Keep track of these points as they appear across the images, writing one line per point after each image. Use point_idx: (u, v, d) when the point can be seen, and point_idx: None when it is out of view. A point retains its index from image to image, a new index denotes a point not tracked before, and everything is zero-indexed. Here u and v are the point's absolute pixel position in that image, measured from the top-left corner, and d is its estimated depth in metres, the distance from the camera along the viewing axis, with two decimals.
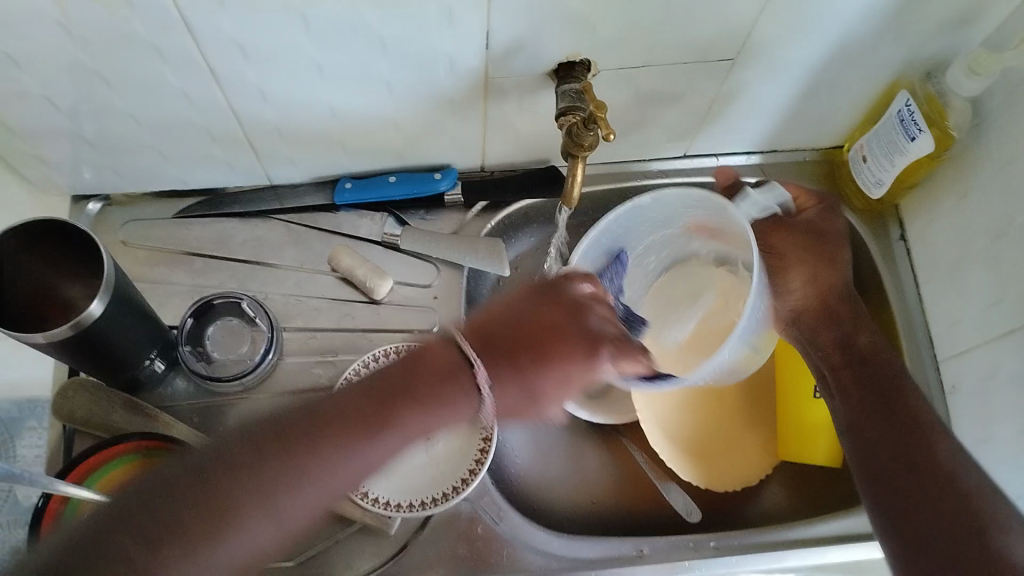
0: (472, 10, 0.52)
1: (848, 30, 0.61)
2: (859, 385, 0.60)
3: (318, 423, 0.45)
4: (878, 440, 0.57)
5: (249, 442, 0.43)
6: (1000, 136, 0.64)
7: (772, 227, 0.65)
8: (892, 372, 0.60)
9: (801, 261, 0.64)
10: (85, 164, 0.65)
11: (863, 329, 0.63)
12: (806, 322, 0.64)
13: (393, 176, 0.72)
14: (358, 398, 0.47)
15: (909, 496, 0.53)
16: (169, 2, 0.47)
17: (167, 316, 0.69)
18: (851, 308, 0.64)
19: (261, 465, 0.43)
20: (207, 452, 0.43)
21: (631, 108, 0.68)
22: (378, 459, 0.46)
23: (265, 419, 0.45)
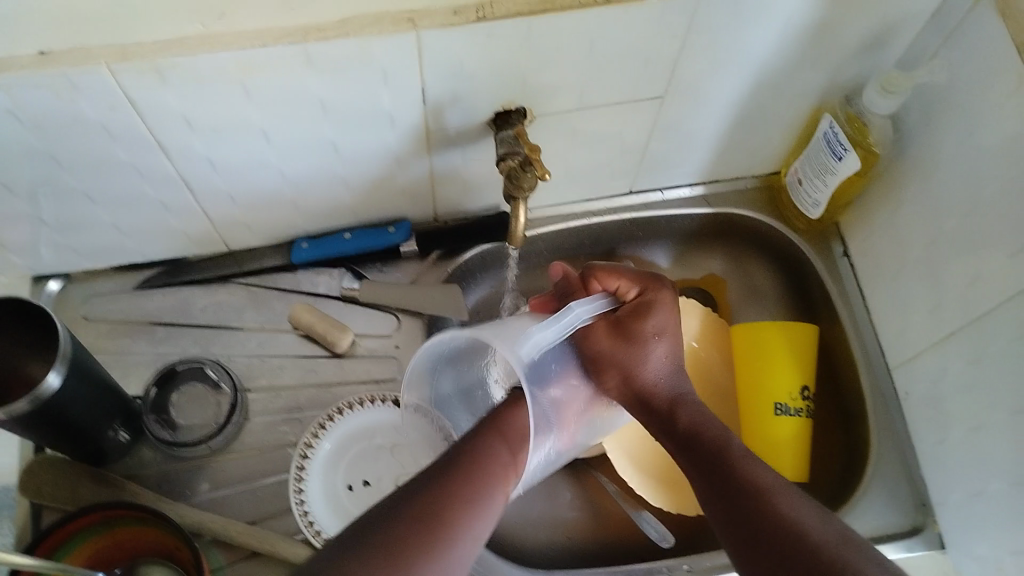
0: (405, 67, 0.54)
1: (767, 62, 0.65)
2: (695, 462, 0.54)
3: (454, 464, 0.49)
4: (723, 508, 0.51)
5: (407, 514, 0.45)
6: (920, 150, 0.68)
7: (590, 330, 0.60)
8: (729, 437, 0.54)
9: (621, 358, 0.58)
10: (42, 244, 0.66)
11: (688, 401, 0.58)
12: (633, 400, 0.59)
13: (348, 231, 0.73)
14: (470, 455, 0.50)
15: (763, 554, 0.47)
16: (113, 81, 0.49)
17: (131, 386, 0.70)
18: (671, 390, 0.58)
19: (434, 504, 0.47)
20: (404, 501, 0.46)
21: (572, 150, 0.71)
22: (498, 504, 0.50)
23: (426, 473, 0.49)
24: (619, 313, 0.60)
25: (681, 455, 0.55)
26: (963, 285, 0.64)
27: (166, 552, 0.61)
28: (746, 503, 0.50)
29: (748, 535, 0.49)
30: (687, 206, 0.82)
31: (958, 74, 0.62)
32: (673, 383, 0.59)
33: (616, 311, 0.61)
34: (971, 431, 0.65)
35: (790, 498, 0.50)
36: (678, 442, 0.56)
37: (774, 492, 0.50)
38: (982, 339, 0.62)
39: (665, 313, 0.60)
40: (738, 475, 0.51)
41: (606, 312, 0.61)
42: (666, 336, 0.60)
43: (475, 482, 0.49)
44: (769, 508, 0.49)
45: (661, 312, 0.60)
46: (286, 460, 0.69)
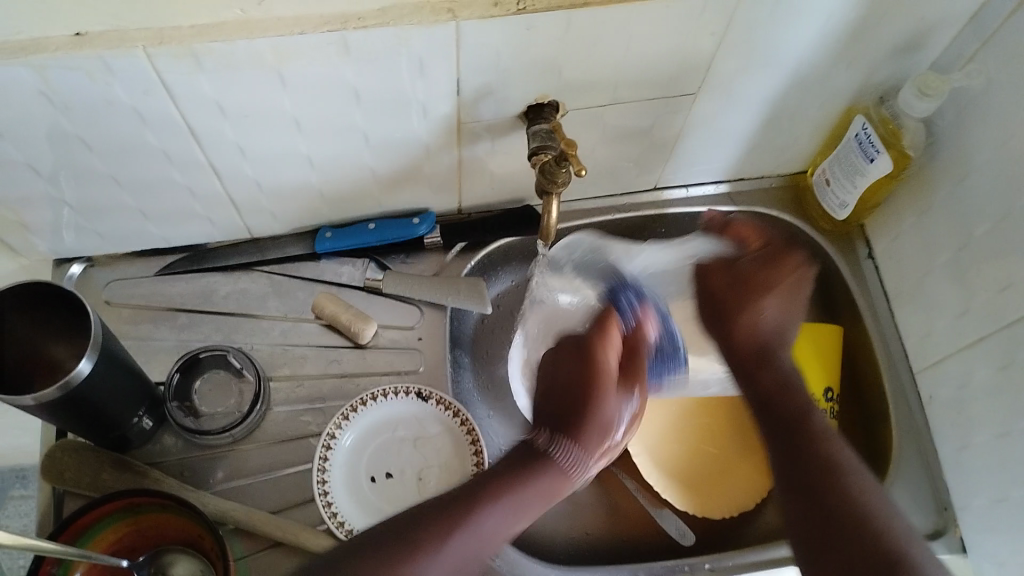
0: (440, 57, 0.54)
1: (802, 61, 0.64)
2: (767, 412, 0.60)
3: (417, 523, 0.49)
4: (790, 451, 0.56)
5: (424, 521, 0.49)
6: (953, 154, 0.67)
7: (709, 270, 0.69)
8: (802, 410, 0.59)
9: (732, 302, 0.66)
10: (67, 228, 0.66)
11: (771, 364, 0.63)
12: (727, 339, 0.66)
13: (372, 223, 0.73)
14: (478, 490, 0.52)
15: (802, 487, 0.54)
16: (148, 66, 0.49)
17: (153, 372, 0.70)
18: (769, 340, 0.64)
19: (446, 523, 0.49)
20: (390, 525, 0.49)
21: (600, 145, 0.70)
22: (508, 524, 0.51)
23: (438, 501, 0.51)
24: (745, 262, 0.68)
25: (759, 401, 0.61)
26: (992, 290, 0.63)
27: (190, 541, 0.61)
28: (813, 462, 0.55)
29: (811, 498, 0.53)
30: (712, 204, 0.82)
31: (996, 78, 0.61)
32: (779, 337, 0.65)
33: (738, 257, 0.69)
34: (997, 435, 0.64)
35: (851, 477, 0.53)
36: (761, 401, 0.61)
37: (840, 464, 0.54)
38: (1012, 345, 0.61)
39: (781, 275, 0.67)
40: (793, 411, 0.59)
41: (731, 261, 0.69)
42: (778, 289, 0.66)
43: (477, 517, 0.50)
44: (835, 472, 0.54)
45: (783, 269, 0.67)
46: (307, 449, 0.69)
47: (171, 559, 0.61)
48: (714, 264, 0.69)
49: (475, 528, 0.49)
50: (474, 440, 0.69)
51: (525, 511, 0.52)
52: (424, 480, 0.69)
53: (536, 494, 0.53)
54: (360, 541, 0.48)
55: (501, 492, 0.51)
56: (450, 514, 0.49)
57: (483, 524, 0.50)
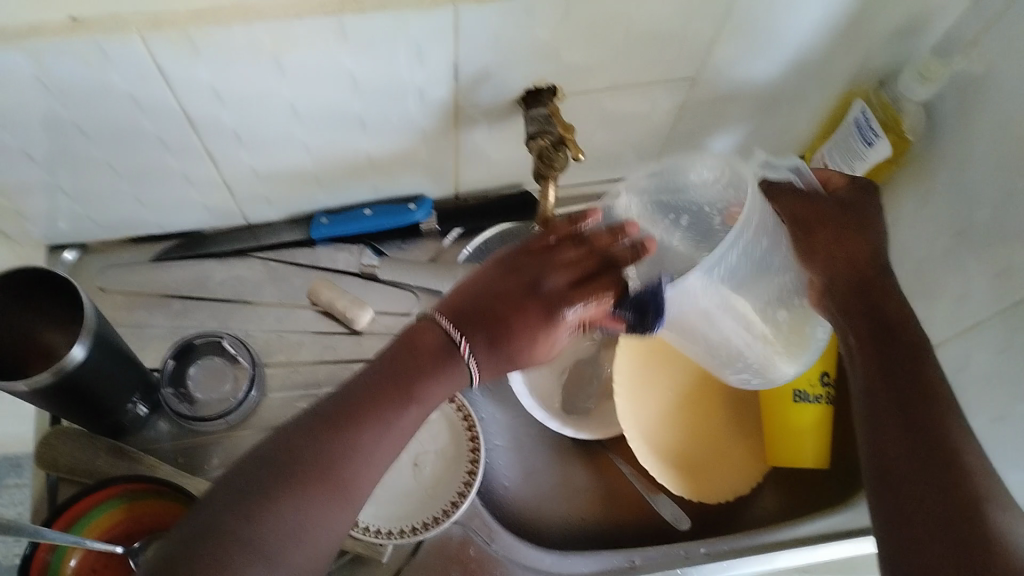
0: (438, 41, 0.53)
1: (802, 45, 0.64)
2: (878, 355, 0.55)
3: (345, 415, 0.50)
4: (896, 410, 0.53)
5: (331, 420, 0.50)
6: (952, 140, 0.66)
7: (809, 200, 0.59)
8: (917, 369, 0.54)
9: (832, 249, 0.58)
10: (60, 214, 0.65)
11: (886, 305, 0.57)
12: (835, 270, 0.57)
13: (368, 208, 0.72)
14: (368, 390, 0.52)
15: (906, 459, 0.51)
16: (144, 51, 0.48)
17: (149, 360, 0.69)
18: (880, 277, 0.58)
19: (342, 438, 0.49)
20: (294, 428, 0.50)
21: (598, 129, 0.69)
22: (398, 428, 0.51)
23: (336, 398, 0.51)
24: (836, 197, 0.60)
25: (861, 348, 0.56)
26: (990, 278, 0.63)
27: None
28: (918, 418, 0.52)
29: (913, 475, 0.50)
30: None
31: (996, 63, 0.61)
32: (882, 274, 0.58)
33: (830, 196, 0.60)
34: (994, 423, 0.64)
35: (952, 460, 0.50)
36: (863, 339, 0.56)
37: (953, 444, 0.50)
38: (1010, 332, 0.61)
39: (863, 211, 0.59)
40: (901, 363, 0.55)
41: (818, 193, 0.59)
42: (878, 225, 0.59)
43: (387, 408, 0.51)
44: (942, 433, 0.51)
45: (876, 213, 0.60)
46: None
47: None
48: (795, 201, 0.59)
49: (370, 443, 0.50)
50: (470, 426, 0.69)
51: (418, 404, 0.52)
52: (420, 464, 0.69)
53: (411, 386, 0.52)
54: (272, 439, 0.50)
55: (421, 382, 0.52)
56: (358, 410, 0.50)
57: (381, 425, 0.51)
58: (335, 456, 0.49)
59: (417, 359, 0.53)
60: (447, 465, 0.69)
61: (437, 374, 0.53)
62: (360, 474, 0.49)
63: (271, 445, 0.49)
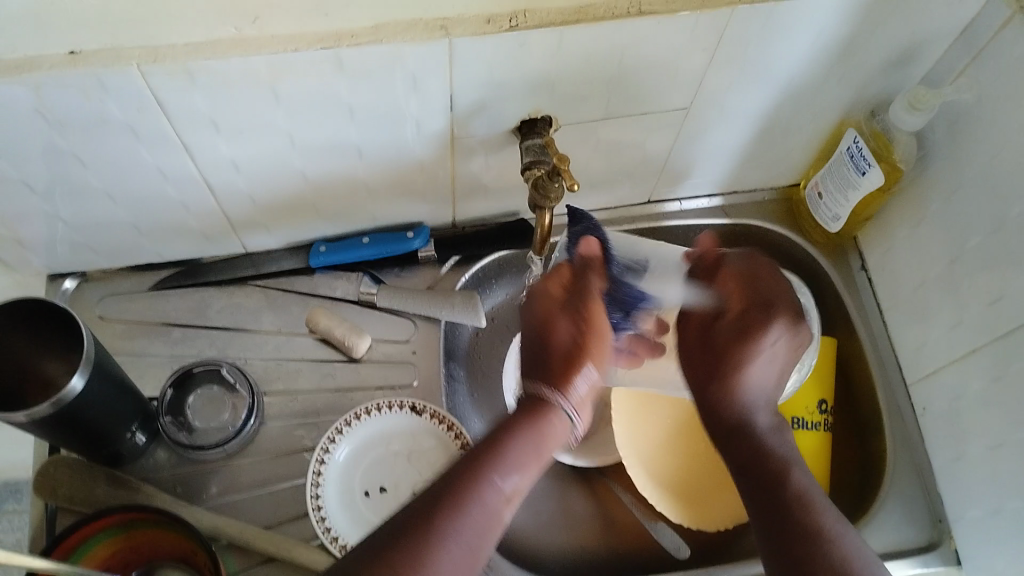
0: (434, 73, 0.54)
1: (794, 75, 0.65)
2: (734, 458, 0.59)
3: (419, 516, 0.46)
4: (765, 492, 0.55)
5: (418, 510, 0.46)
6: (944, 167, 0.67)
7: (714, 323, 0.61)
8: (779, 456, 0.57)
9: (719, 352, 0.59)
10: (60, 243, 0.66)
11: (760, 426, 0.59)
12: (704, 378, 0.60)
13: (366, 236, 0.73)
14: (464, 476, 0.48)
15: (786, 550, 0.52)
16: (143, 83, 0.49)
17: (147, 387, 0.70)
18: (746, 412, 0.59)
19: (428, 541, 0.45)
20: (404, 513, 0.47)
21: (594, 159, 0.70)
22: (497, 512, 0.48)
23: (431, 491, 0.48)
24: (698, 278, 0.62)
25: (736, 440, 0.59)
26: (984, 304, 0.64)
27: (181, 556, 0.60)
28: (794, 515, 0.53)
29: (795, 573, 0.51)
30: (706, 216, 0.82)
31: (985, 92, 0.62)
32: (755, 400, 0.59)
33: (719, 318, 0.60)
34: (991, 449, 0.64)
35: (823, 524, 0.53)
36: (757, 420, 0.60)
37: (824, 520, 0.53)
38: (1005, 358, 0.62)
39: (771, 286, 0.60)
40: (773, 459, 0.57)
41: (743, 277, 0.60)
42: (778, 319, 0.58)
43: (483, 481, 0.48)
44: (810, 514, 0.53)
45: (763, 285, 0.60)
46: (302, 464, 0.69)
47: (165, 573, 0.61)
48: (692, 329, 0.62)
49: (460, 539, 0.46)
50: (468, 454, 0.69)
51: (524, 472, 0.50)
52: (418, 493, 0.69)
53: (510, 452, 0.50)
54: (380, 530, 0.46)
55: (525, 445, 0.51)
56: (457, 484, 0.48)
57: (484, 512, 0.47)
58: (437, 538, 0.45)
59: (512, 423, 0.52)
60: None
61: (541, 429, 0.52)
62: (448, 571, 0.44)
63: (403, 512, 0.47)
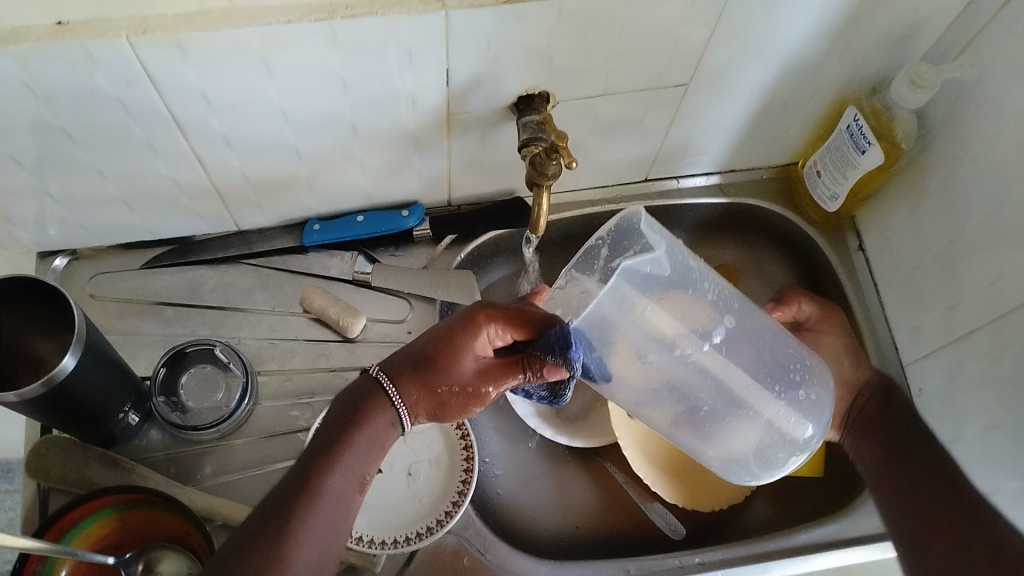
0: (430, 47, 0.53)
1: (794, 51, 0.64)
2: (885, 438, 0.63)
3: (285, 519, 0.47)
4: (900, 478, 0.60)
5: (278, 508, 0.48)
6: (945, 146, 0.66)
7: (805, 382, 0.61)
8: (912, 425, 0.63)
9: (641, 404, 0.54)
10: (49, 221, 0.65)
11: (877, 417, 0.65)
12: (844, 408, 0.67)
13: (360, 215, 0.72)
14: (314, 477, 0.49)
15: (939, 531, 0.55)
16: (133, 56, 0.48)
17: (139, 367, 0.69)
18: (882, 406, 0.66)
19: (286, 533, 0.47)
20: (261, 511, 0.48)
21: (591, 136, 0.69)
22: (348, 518, 0.50)
23: (284, 487, 0.49)
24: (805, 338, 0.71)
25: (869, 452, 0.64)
26: (984, 284, 0.63)
27: (176, 537, 0.60)
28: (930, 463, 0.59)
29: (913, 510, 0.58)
30: (704, 195, 0.82)
31: (987, 69, 0.61)
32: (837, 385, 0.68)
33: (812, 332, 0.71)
34: (989, 429, 0.64)
35: (930, 465, 0.59)
36: (871, 429, 0.64)
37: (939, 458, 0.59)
38: (1004, 338, 0.61)
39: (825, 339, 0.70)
40: (920, 449, 0.61)
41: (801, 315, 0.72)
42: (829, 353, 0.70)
43: (332, 489, 0.49)
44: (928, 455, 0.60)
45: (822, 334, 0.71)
46: (295, 444, 0.68)
47: (159, 555, 0.60)
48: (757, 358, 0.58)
49: (325, 524, 0.48)
50: (463, 435, 0.70)
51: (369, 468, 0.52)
52: (414, 473, 0.70)
53: (359, 433, 0.51)
54: (232, 533, 0.47)
55: (370, 447, 0.52)
56: (313, 487, 0.49)
57: (336, 524, 0.49)
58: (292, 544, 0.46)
59: (350, 418, 0.52)
60: (441, 474, 0.69)
61: (377, 414, 0.52)
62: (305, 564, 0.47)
63: (251, 519, 0.48)
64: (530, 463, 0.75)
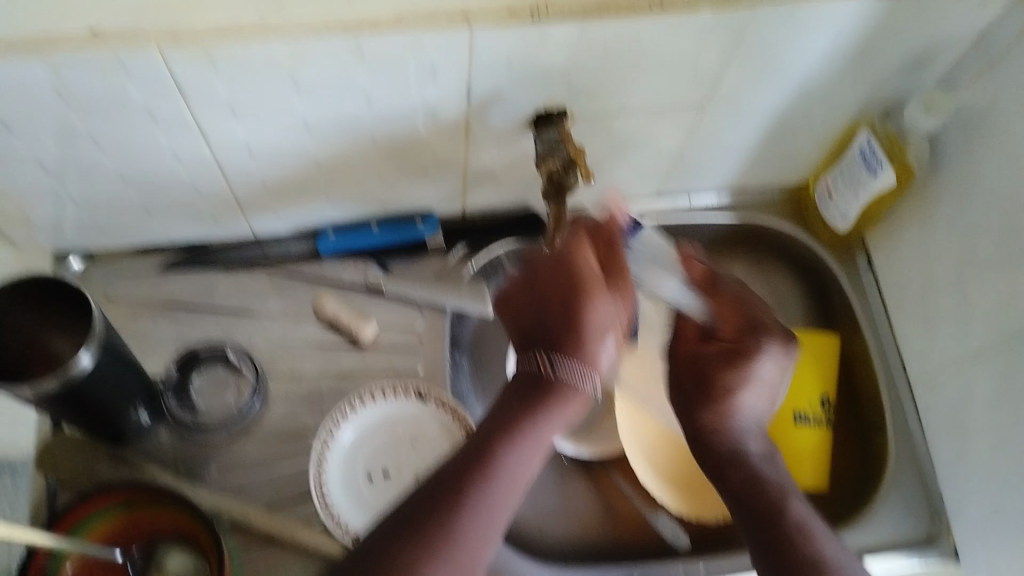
0: (453, 63, 0.53)
1: (811, 75, 0.64)
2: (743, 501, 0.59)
3: (445, 500, 0.49)
4: (771, 538, 0.55)
5: (444, 488, 0.50)
6: (957, 172, 0.67)
7: (683, 340, 0.65)
8: (767, 482, 0.59)
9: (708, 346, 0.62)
10: (69, 222, 0.65)
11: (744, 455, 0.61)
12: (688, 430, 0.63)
13: (375, 224, 0.73)
14: (478, 458, 0.51)
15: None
16: (162, 65, 0.48)
17: (152, 369, 0.69)
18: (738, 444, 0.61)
19: (461, 501, 0.49)
20: (427, 489, 0.50)
21: (606, 153, 0.70)
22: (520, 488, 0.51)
23: (450, 467, 0.51)
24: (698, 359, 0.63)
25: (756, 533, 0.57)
26: (993, 310, 0.64)
27: (183, 534, 0.60)
28: (761, 514, 0.57)
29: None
30: (715, 213, 0.82)
31: (1002, 98, 0.62)
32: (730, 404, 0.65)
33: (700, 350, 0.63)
34: (994, 454, 0.65)
35: (767, 512, 0.57)
36: (741, 495, 0.59)
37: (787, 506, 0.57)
38: (1013, 364, 0.62)
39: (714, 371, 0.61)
40: (773, 500, 0.58)
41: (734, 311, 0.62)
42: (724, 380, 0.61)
43: (500, 465, 0.51)
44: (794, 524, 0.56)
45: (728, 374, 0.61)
46: (304, 449, 0.69)
47: (167, 555, 0.60)
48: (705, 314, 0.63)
49: (492, 499, 0.50)
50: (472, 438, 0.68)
51: (547, 437, 0.52)
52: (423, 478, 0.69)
53: (528, 413, 0.52)
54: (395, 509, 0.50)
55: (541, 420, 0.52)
56: (477, 467, 0.51)
57: (508, 496, 0.51)
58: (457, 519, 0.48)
59: (519, 401, 0.53)
60: None
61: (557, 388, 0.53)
62: (475, 535, 0.48)
63: (415, 492, 0.51)
64: (539, 471, 0.75)
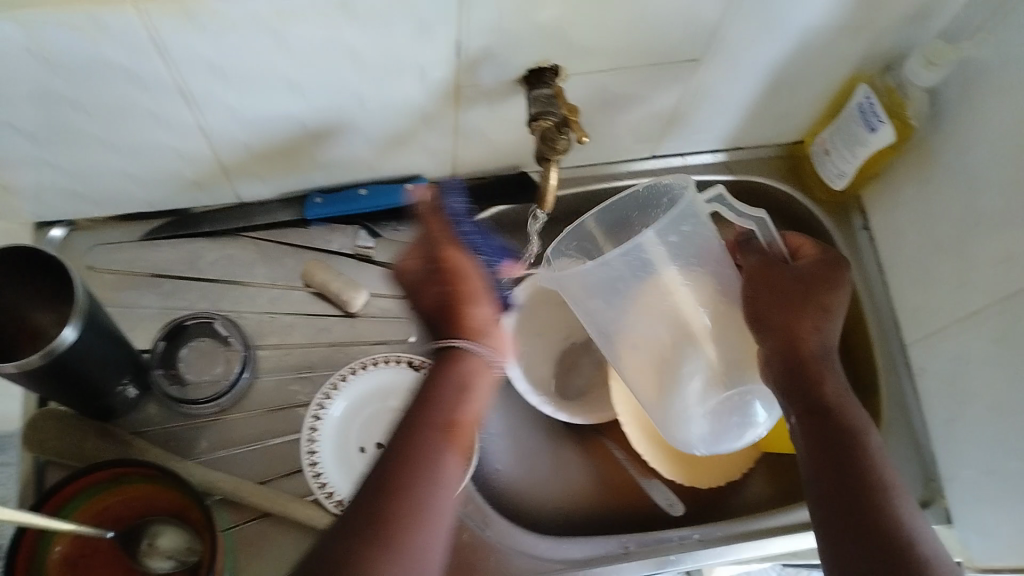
0: (442, 17, 0.51)
1: (810, 28, 0.63)
2: (819, 431, 0.56)
3: (384, 485, 0.46)
4: (839, 483, 0.53)
5: (381, 477, 0.47)
6: (956, 127, 0.66)
7: (768, 266, 0.60)
8: (849, 421, 0.56)
9: (776, 318, 0.58)
10: (46, 189, 0.63)
11: (827, 377, 0.58)
12: (774, 346, 0.58)
13: (363, 188, 0.71)
14: (410, 442, 0.49)
15: (855, 520, 0.51)
16: (140, 24, 0.46)
17: (138, 341, 0.68)
18: (821, 364, 0.58)
19: (398, 483, 0.46)
20: (363, 486, 0.47)
21: (600, 111, 0.68)
22: (455, 468, 0.49)
23: (383, 457, 0.48)
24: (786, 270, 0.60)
25: (827, 464, 0.54)
26: (992, 266, 0.63)
27: (175, 511, 0.58)
28: (842, 451, 0.54)
29: (848, 508, 0.52)
30: (710, 173, 0.81)
31: (1004, 50, 0.60)
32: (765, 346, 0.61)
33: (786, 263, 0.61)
34: (990, 412, 0.64)
35: (851, 451, 0.54)
36: (818, 424, 0.56)
37: (867, 446, 0.55)
38: (1010, 322, 0.61)
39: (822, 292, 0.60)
40: (844, 438, 0.55)
41: (775, 262, 0.61)
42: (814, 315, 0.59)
43: (433, 447, 0.49)
44: (870, 472, 0.53)
45: (824, 308, 0.60)
46: (295, 419, 0.68)
47: (158, 530, 0.59)
48: (763, 258, 0.61)
49: (434, 476, 0.48)
50: None
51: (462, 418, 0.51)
52: None
53: (448, 393, 0.51)
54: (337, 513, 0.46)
55: (460, 398, 0.52)
56: (411, 445, 0.48)
57: (448, 475, 0.48)
58: (400, 501, 0.46)
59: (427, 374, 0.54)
60: None
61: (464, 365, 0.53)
62: (423, 505, 0.46)
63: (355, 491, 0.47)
64: (530, 439, 0.74)
